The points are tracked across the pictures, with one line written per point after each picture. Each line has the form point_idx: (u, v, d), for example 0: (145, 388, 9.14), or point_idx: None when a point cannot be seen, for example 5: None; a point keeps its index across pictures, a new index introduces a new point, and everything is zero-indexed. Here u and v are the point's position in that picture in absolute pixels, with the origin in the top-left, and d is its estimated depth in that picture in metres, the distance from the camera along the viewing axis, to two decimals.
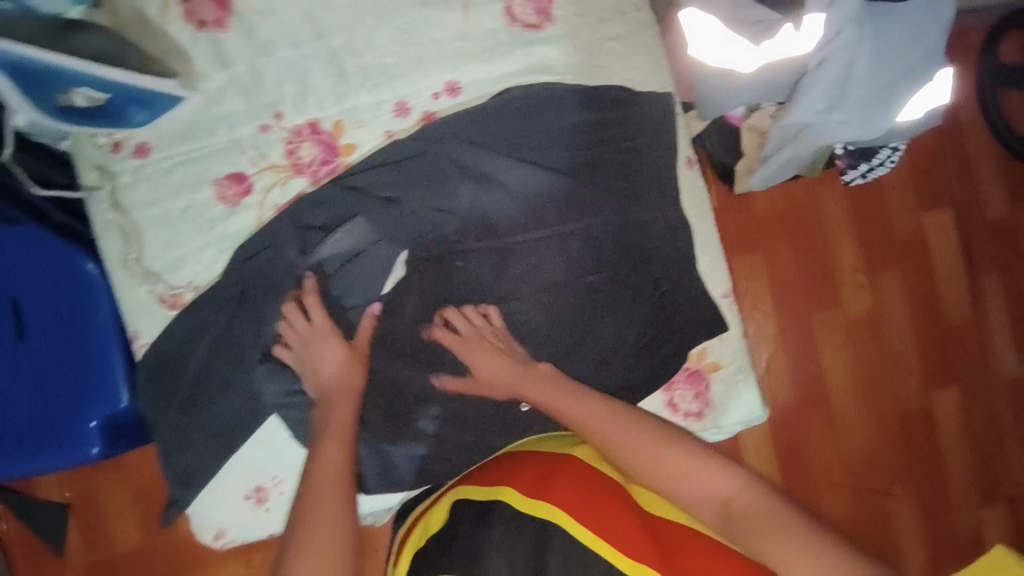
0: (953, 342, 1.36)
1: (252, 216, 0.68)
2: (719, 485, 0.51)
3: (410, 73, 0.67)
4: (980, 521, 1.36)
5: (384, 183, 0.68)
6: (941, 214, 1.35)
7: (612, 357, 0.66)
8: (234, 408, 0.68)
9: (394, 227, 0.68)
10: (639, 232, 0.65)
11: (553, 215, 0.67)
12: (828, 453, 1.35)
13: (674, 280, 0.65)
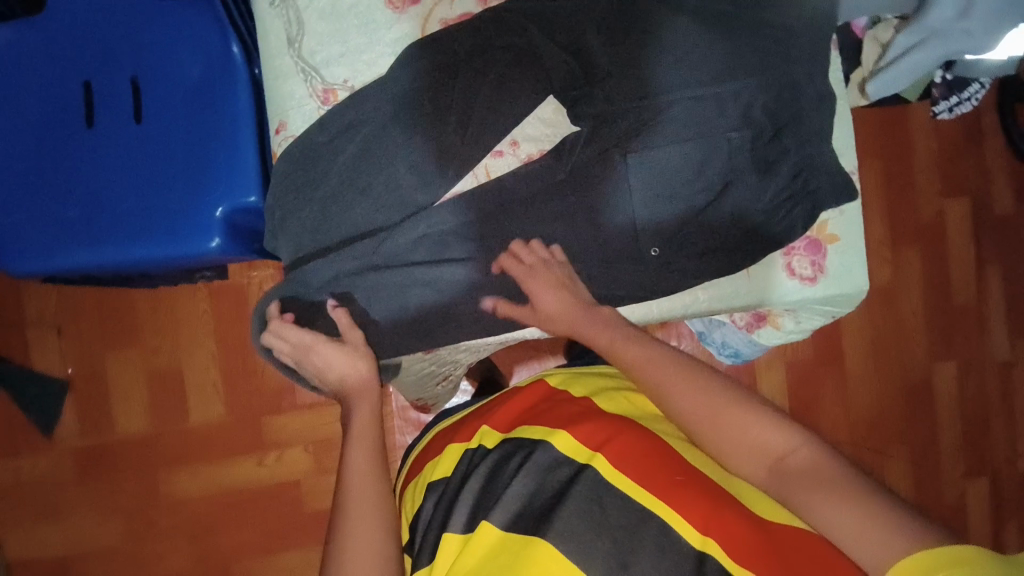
0: (955, 323, 1.48)
1: (412, 28, 0.69)
2: (772, 441, 0.52)
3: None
4: (964, 490, 1.47)
5: (555, 11, 0.68)
6: (959, 202, 1.48)
7: (744, 215, 0.70)
8: (372, 214, 0.68)
9: (554, 61, 0.68)
10: (793, 94, 0.68)
11: (710, 73, 0.68)
12: (838, 409, 1.43)
13: (813, 145, 0.69)
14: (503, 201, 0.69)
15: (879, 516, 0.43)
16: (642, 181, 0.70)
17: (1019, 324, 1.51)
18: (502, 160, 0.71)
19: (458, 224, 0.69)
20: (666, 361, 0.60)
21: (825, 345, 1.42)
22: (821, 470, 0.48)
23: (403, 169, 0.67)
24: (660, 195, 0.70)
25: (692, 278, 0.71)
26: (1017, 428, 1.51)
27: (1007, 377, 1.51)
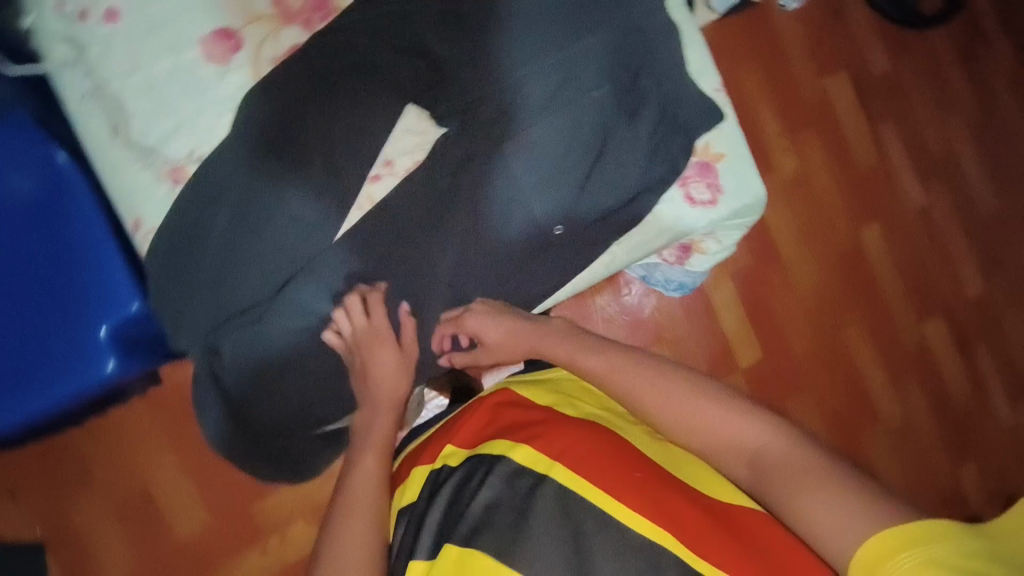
0: (868, 186, 1.56)
1: (240, 77, 0.64)
2: (748, 435, 0.52)
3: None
4: (923, 331, 1.57)
5: (380, 17, 0.66)
6: (839, 76, 1.54)
7: (626, 170, 0.71)
8: (266, 281, 0.65)
9: (395, 75, 0.66)
10: (638, 35, 0.70)
11: (553, 40, 0.69)
12: (790, 301, 1.50)
13: (673, 77, 0.70)
14: (399, 220, 0.67)
15: (847, 505, 0.44)
16: (526, 165, 0.69)
17: (924, 168, 1.60)
18: (382, 182, 0.68)
19: (360, 262, 0.67)
20: (631, 366, 0.61)
21: (759, 246, 1.49)
22: (797, 462, 0.48)
23: (286, 223, 0.65)
24: (547, 174, 0.69)
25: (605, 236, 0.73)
26: (952, 263, 1.61)
27: (928, 218, 1.60)
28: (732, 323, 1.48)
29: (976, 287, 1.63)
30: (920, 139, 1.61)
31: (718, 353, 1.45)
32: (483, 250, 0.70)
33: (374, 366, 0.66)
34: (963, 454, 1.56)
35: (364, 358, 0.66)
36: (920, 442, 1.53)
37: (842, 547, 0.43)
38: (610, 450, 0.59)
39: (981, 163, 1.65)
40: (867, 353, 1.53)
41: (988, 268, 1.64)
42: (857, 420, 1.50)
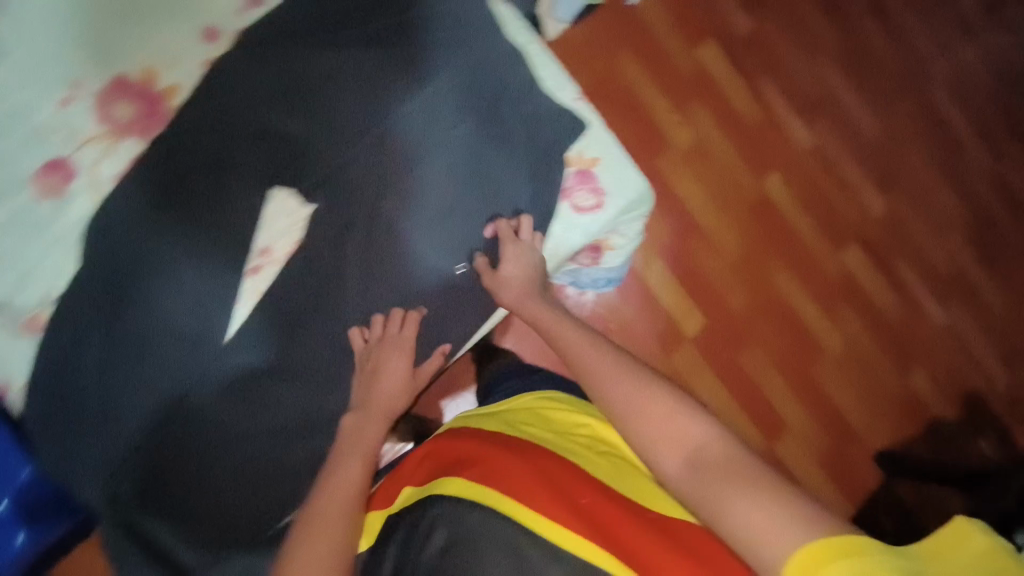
0: (760, 138, 1.63)
1: (86, 200, 0.80)
2: (692, 432, 0.63)
3: (263, 31, 0.81)
4: (843, 262, 1.64)
5: (249, 113, 0.79)
6: (708, 43, 1.61)
7: (505, 188, 0.81)
8: (172, 376, 0.79)
9: (274, 159, 0.79)
10: (482, 71, 0.81)
11: (407, 92, 0.79)
12: (717, 263, 1.56)
13: (530, 100, 0.82)
14: (311, 279, 0.79)
15: (773, 502, 0.55)
16: (412, 216, 0.79)
17: (804, 110, 1.68)
18: (265, 270, 0.80)
19: (282, 330, 0.80)
20: (596, 352, 0.74)
21: (675, 218, 1.55)
22: (733, 463, 0.59)
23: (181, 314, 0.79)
24: (434, 219, 0.80)
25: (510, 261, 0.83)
26: (856, 192, 1.69)
27: (821, 156, 1.68)
28: (669, 296, 1.53)
29: (881, 208, 1.70)
30: (795, 84, 1.68)
31: (664, 329, 1.51)
32: (389, 296, 0.80)
33: (384, 372, 0.78)
34: (909, 365, 1.64)
35: (380, 358, 0.79)
36: (866, 364, 1.61)
37: (775, 545, 0.52)
38: (559, 473, 0.72)
39: (856, 92, 1.73)
40: (799, 294, 1.60)
41: (888, 187, 1.71)
42: (804, 360, 1.57)
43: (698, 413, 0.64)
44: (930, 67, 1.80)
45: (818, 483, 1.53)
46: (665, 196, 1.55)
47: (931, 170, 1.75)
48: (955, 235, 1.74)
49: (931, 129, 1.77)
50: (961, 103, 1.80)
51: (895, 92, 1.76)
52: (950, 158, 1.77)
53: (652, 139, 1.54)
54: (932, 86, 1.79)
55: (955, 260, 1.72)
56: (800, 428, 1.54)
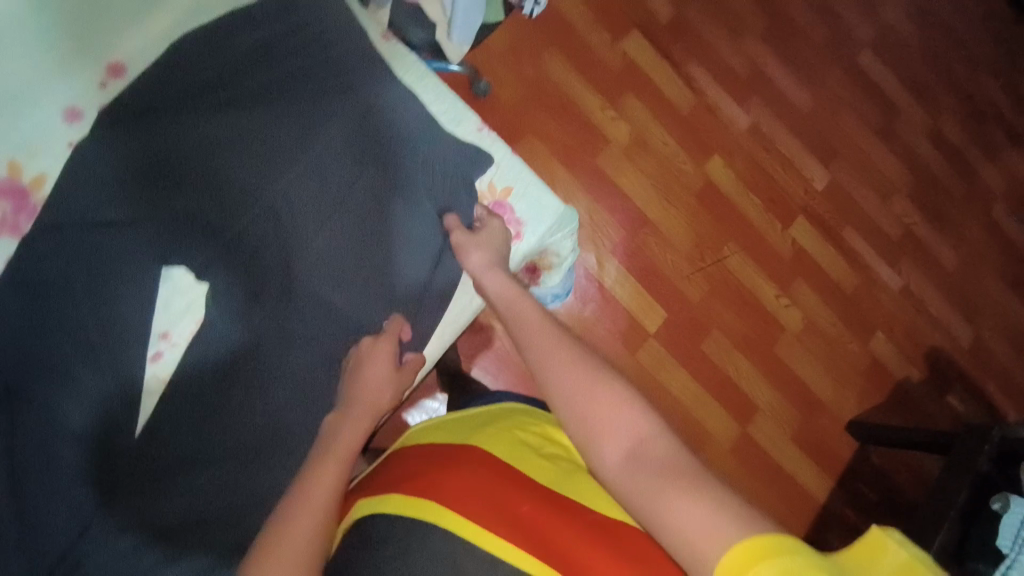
0: (698, 124, 1.63)
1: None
2: (639, 426, 0.60)
3: (151, 113, 0.81)
4: (792, 237, 1.66)
5: (128, 196, 0.79)
6: (633, 35, 1.60)
7: (417, 229, 0.86)
8: (91, 449, 0.75)
9: (159, 239, 0.79)
10: (374, 117, 0.86)
11: (303, 150, 0.83)
12: (671, 255, 1.56)
13: (433, 140, 0.89)
14: (227, 353, 0.80)
15: (710, 499, 0.52)
16: (324, 278, 0.83)
17: (738, 90, 1.68)
18: (165, 357, 0.81)
19: (198, 412, 0.78)
20: (552, 336, 0.70)
21: (622, 215, 1.54)
22: (676, 459, 0.57)
23: (80, 414, 0.75)
24: (346, 279, 0.83)
25: (419, 306, 0.87)
26: (797, 165, 1.70)
27: (760, 134, 1.68)
28: (627, 294, 1.52)
29: (823, 179, 1.72)
30: (725, 65, 1.68)
31: (626, 328, 1.50)
32: (310, 361, 0.81)
33: (367, 367, 0.76)
34: (867, 329, 1.68)
35: (364, 355, 0.78)
36: (827, 334, 1.64)
37: (709, 542, 0.50)
38: (508, 481, 0.71)
39: (786, 67, 1.73)
40: (753, 273, 1.61)
41: (826, 156, 1.73)
42: (766, 340, 1.59)
43: (648, 410, 0.62)
44: (855, 32, 1.81)
45: (794, 457, 1.56)
46: (611, 194, 1.54)
47: (867, 134, 1.78)
48: (897, 195, 1.77)
49: (863, 94, 1.79)
50: (889, 64, 1.83)
51: (824, 62, 1.77)
52: (884, 119, 1.80)
53: (589, 138, 1.53)
54: (859, 50, 1.80)
55: (899, 220, 1.76)
56: (769, 406, 1.56)
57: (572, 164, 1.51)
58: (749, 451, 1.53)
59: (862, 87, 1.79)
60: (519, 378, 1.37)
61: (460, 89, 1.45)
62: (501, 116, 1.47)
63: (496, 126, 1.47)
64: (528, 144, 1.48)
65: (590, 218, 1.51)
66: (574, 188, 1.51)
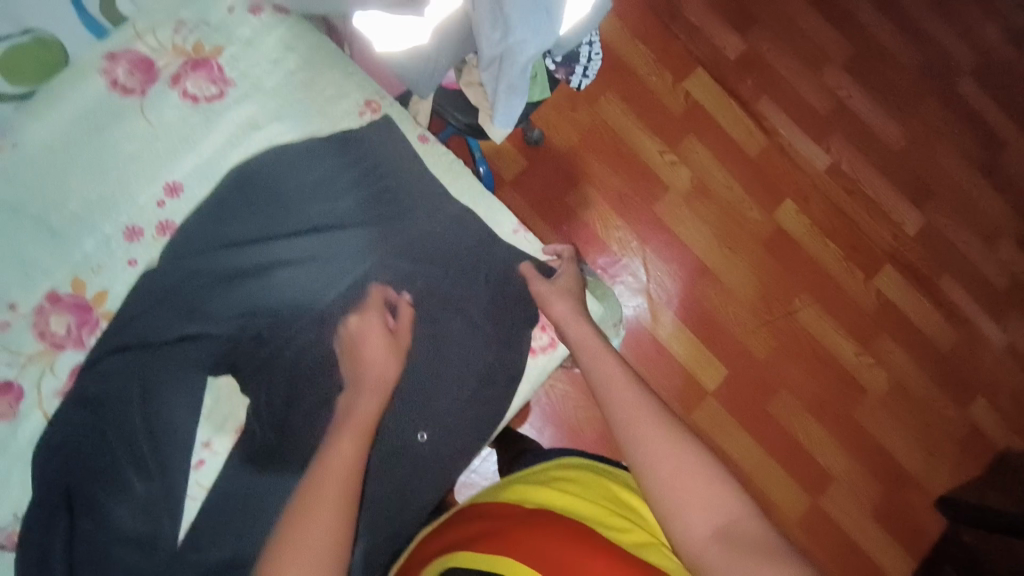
0: (768, 166, 1.52)
1: (39, 416, 0.68)
2: (729, 504, 0.60)
3: (205, 222, 0.71)
4: (876, 288, 1.50)
5: (164, 323, 0.70)
6: (697, 74, 1.52)
7: (468, 350, 0.75)
8: (154, 563, 0.69)
9: (199, 367, 0.70)
10: (429, 235, 0.75)
11: (350, 270, 0.73)
12: (733, 307, 1.46)
13: (490, 256, 0.76)
14: (264, 465, 0.70)
15: None
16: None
17: (814, 128, 1.55)
18: (207, 465, 0.70)
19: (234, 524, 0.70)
20: (637, 393, 0.69)
21: (680, 264, 1.46)
22: (765, 541, 0.57)
23: (132, 519, 0.69)
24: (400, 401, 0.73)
25: (471, 425, 0.75)
26: (882, 207, 1.54)
27: (839, 174, 1.54)
28: (685, 350, 1.44)
29: (915, 222, 1.54)
30: (800, 100, 1.55)
31: (683, 386, 1.42)
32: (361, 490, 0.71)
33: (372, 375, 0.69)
34: (965, 392, 1.49)
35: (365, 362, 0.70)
36: (915, 398, 1.47)
37: None
38: (573, 540, 0.65)
39: (871, 99, 1.58)
40: (828, 327, 1.48)
41: (918, 198, 1.56)
42: (843, 402, 1.45)
43: (734, 483, 0.61)
44: (955, 57, 1.62)
45: (873, 534, 1.41)
46: (669, 242, 1.46)
47: (968, 170, 1.58)
48: (1003, 239, 1.57)
49: (963, 126, 1.60)
50: (994, 92, 1.63)
51: (917, 91, 1.60)
52: (988, 154, 1.60)
53: (646, 185, 1.46)
54: (958, 77, 1.62)
55: (1006, 268, 1.56)
56: (844, 476, 1.42)
57: (628, 212, 1.45)
58: (820, 524, 1.40)
59: (962, 118, 1.60)
60: (567, 436, 1.33)
61: (513, 137, 1.44)
62: (554, 164, 1.44)
63: (549, 174, 1.44)
64: (582, 193, 1.44)
65: (646, 268, 1.44)
66: (630, 236, 1.45)
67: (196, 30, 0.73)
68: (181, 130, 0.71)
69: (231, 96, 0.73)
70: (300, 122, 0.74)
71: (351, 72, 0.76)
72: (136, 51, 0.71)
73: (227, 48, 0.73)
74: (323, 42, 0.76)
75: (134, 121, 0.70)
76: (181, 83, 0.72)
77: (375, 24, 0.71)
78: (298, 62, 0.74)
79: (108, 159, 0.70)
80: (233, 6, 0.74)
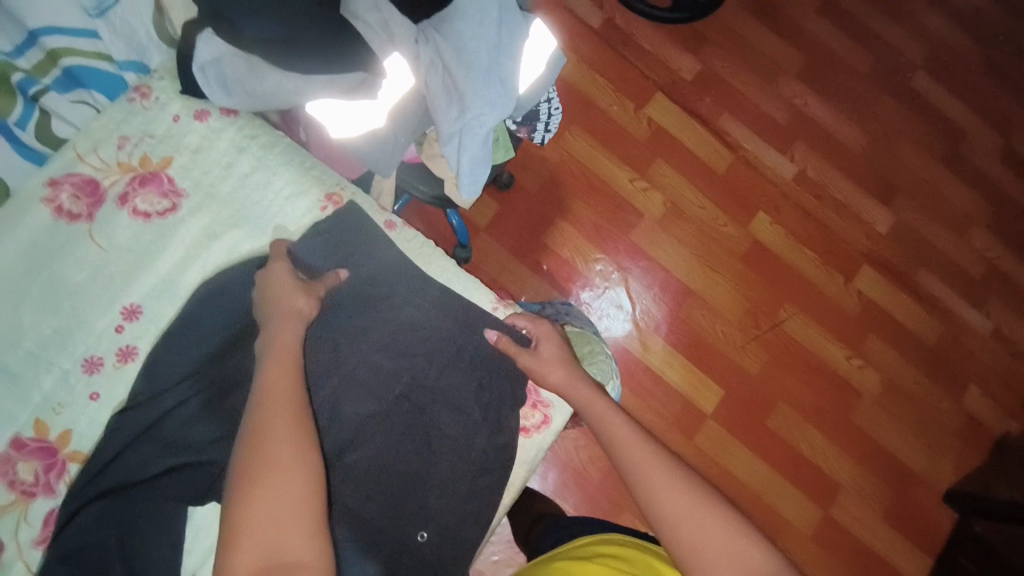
0: (737, 181, 1.53)
1: (21, 567, 0.62)
2: (765, 566, 0.57)
3: (179, 343, 0.68)
4: (858, 290, 1.51)
5: (137, 458, 0.64)
6: (656, 99, 1.53)
7: (463, 433, 0.72)
8: None
9: (179, 499, 0.64)
10: (410, 322, 0.73)
11: (332, 368, 0.70)
12: (721, 325, 1.45)
13: (474, 339, 0.75)
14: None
15: None
16: (372, 503, 0.69)
17: (778, 138, 1.56)
18: None
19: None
20: (654, 451, 0.65)
21: (664, 288, 1.45)
22: None
23: None
24: (399, 501, 0.69)
25: (469, 519, 0.71)
26: (853, 209, 1.56)
27: (808, 181, 1.55)
28: (680, 375, 1.42)
29: (887, 220, 1.56)
30: (761, 112, 1.57)
31: (682, 412, 1.40)
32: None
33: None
34: (958, 383, 1.50)
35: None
36: (911, 395, 1.48)
37: None
38: None
39: (828, 105, 1.60)
40: (817, 335, 1.48)
41: (887, 196, 1.58)
42: (841, 408, 1.45)
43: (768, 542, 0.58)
44: (903, 55, 1.66)
45: (889, 539, 1.40)
46: (651, 268, 1.45)
47: (931, 164, 1.61)
48: (974, 227, 1.59)
49: (921, 121, 1.63)
50: (945, 85, 1.66)
51: (872, 92, 1.63)
52: (948, 146, 1.63)
53: (621, 213, 1.46)
54: (910, 74, 1.65)
55: (981, 255, 1.58)
56: (854, 483, 1.42)
57: (606, 243, 1.44)
58: (837, 537, 1.38)
59: (919, 114, 1.63)
60: (572, 480, 1.29)
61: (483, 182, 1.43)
62: (527, 204, 1.43)
63: (523, 215, 1.43)
64: (559, 229, 1.43)
65: (630, 297, 1.43)
66: (611, 267, 1.44)
67: (140, 144, 0.70)
68: (135, 250, 0.69)
69: (185, 207, 0.70)
70: (259, 225, 0.72)
71: (307, 164, 0.74)
72: (80, 173, 0.68)
73: (175, 158, 0.71)
74: (276, 137, 0.74)
75: (84, 247, 0.67)
76: (130, 201, 0.69)
77: (326, 109, 0.69)
78: (250, 164, 0.73)
79: (60, 290, 0.66)
80: (178, 113, 0.71)
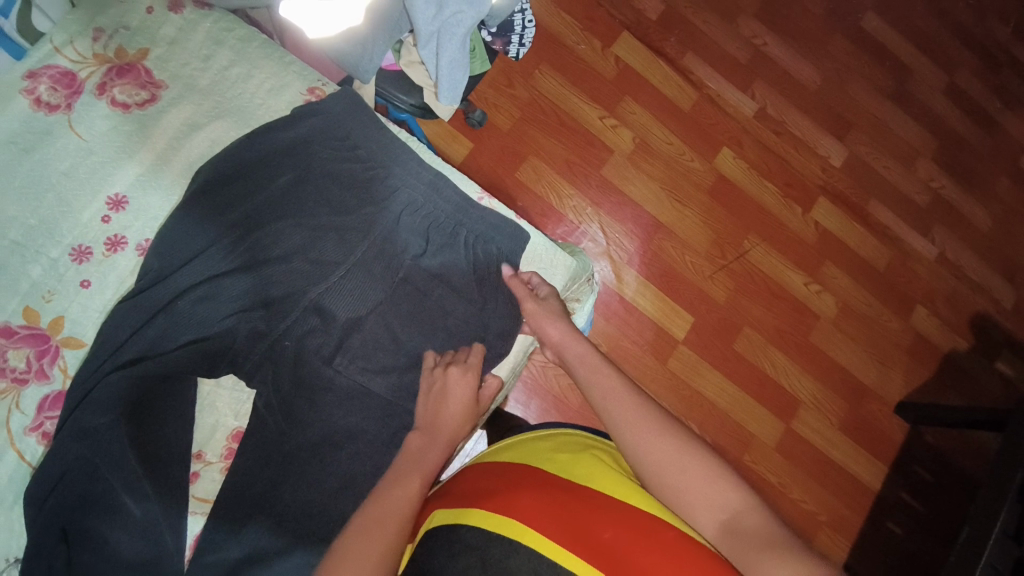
0: (701, 118, 1.58)
1: (13, 455, 0.71)
2: (731, 499, 0.61)
3: (187, 232, 0.74)
4: (815, 220, 1.60)
5: (157, 328, 0.71)
6: (622, 37, 1.56)
7: (461, 292, 0.80)
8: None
9: (199, 361, 0.71)
10: (409, 206, 0.82)
11: (336, 250, 0.77)
12: (690, 257, 1.52)
13: (466, 223, 0.83)
14: (275, 453, 0.72)
15: (801, 564, 0.53)
16: (365, 374, 0.76)
17: (739, 77, 1.61)
18: (202, 478, 0.76)
19: (246, 522, 0.70)
20: (634, 400, 0.70)
21: (635, 221, 1.50)
22: (769, 534, 0.57)
23: (129, 543, 0.66)
24: (390, 352, 0.77)
25: None
26: (810, 143, 1.63)
27: (769, 118, 1.62)
28: (652, 304, 1.49)
29: (841, 153, 1.64)
30: (722, 51, 1.61)
31: (655, 337, 1.47)
32: (375, 446, 0.74)
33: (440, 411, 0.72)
34: (905, 305, 1.61)
35: (437, 396, 0.74)
36: (863, 315, 1.58)
37: None
38: (573, 490, 0.63)
39: (786, 44, 1.66)
40: (778, 262, 1.56)
41: (841, 131, 1.66)
42: (799, 329, 1.54)
43: (734, 481, 0.62)
44: None
45: (845, 446, 1.52)
46: (622, 203, 1.50)
47: (881, 100, 1.70)
48: (920, 159, 1.69)
49: (872, 58, 1.71)
50: (894, 24, 1.74)
51: (826, 31, 1.69)
52: (897, 83, 1.71)
53: (591, 150, 1.49)
54: (860, 15, 1.72)
55: (926, 185, 1.68)
56: (811, 398, 1.52)
57: (579, 179, 1.48)
58: (798, 446, 1.49)
59: (870, 52, 1.71)
60: (553, 407, 1.30)
61: (455, 121, 1.44)
62: (500, 142, 1.46)
63: (496, 152, 1.45)
64: (532, 166, 1.46)
65: (603, 231, 1.48)
66: (585, 203, 1.48)
67: (115, 36, 0.79)
68: (116, 138, 0.78)
69: (163, 98, 0.80)
70: (240, 117, 0.82)
71: (291, 63, 0.86)
72: (57, 65, 0.77)
73: (152, 49, 0.80)
74: (252, 34, 0.86)
75: (65, 137, 0.76)
76: (108, 91, 0.78)
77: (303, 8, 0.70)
78: (229, 56, 0.84)
79: (44, 181, 0.76)
80: (152, 6, 0.82)
